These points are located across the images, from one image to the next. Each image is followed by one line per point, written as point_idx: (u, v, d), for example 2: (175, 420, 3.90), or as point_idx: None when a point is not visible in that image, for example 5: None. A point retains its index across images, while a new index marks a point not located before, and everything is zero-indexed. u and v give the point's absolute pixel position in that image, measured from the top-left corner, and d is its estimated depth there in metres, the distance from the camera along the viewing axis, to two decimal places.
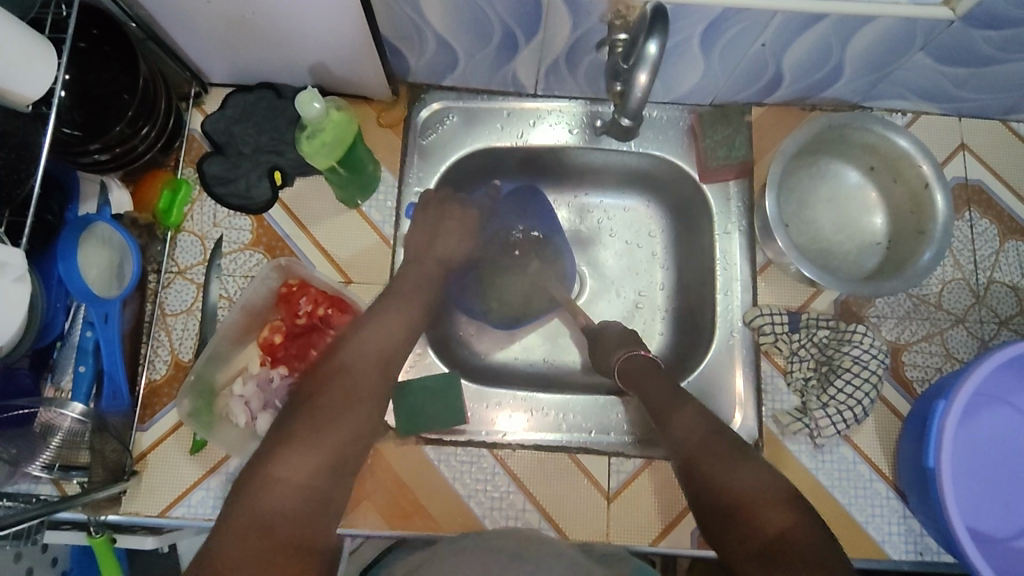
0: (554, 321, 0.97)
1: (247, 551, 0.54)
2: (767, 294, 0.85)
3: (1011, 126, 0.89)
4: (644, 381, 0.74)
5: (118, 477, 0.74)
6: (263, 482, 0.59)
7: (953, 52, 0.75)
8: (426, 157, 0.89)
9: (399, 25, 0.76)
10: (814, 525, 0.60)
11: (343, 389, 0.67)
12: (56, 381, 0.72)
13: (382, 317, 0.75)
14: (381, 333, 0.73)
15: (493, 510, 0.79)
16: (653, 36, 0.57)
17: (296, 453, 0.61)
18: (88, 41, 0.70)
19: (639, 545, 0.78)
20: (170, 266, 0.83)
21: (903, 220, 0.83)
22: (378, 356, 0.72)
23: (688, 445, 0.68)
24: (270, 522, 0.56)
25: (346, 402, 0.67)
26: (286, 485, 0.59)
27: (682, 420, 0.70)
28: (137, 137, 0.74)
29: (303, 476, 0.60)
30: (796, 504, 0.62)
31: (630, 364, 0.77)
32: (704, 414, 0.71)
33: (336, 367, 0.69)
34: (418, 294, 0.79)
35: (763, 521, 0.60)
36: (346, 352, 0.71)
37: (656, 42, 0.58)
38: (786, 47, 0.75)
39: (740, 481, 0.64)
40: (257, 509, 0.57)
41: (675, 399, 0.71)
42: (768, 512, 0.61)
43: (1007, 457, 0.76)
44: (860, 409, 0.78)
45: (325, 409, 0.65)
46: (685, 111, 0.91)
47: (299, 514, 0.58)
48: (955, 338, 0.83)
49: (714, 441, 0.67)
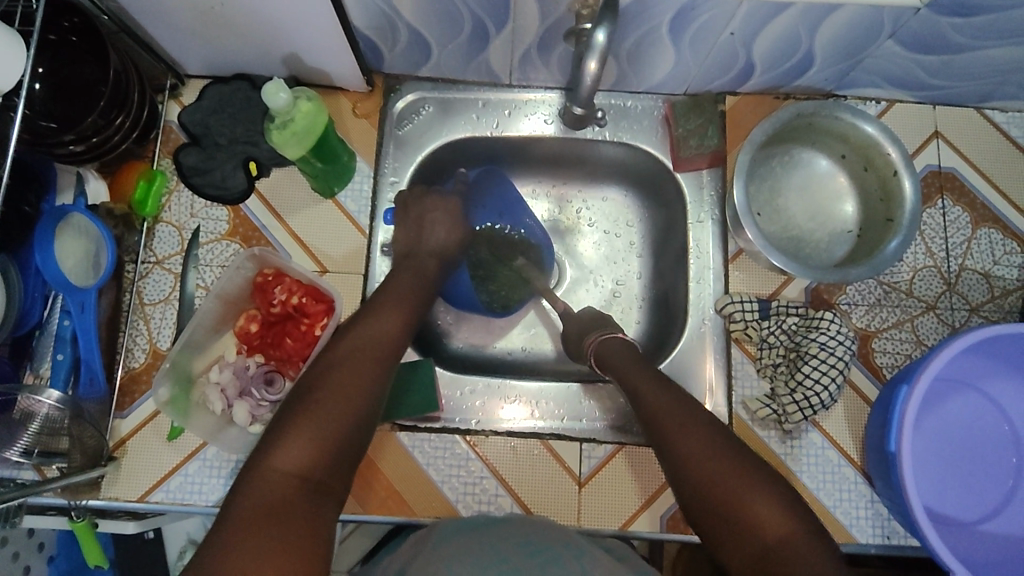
0: (534, 310, 0.98)
1: (246, 541, 0.54)
2: (740, 282, 0.86)
3: (984, 113, 0.90)
4: (622, 367, 0.75)
5: (95, 462, 0.76)
6: (263, 474, 0.59)
7: (922, 40, 0.75)
8: (402, 147, 0.90)
9: (370, 17, 0.76)
10: (773, 503, 0.59)
11: (343, 379, 0.66)
12: (34, 368, 0.73)
13: (379, 309, 0.75)
14: (378, 324, 0.73)
15: (466, 495, 0.81)
16: (602, 25, 0.61)
17: (294, 442, 0.61)
18: (58, 34, 0.71)
19: (609, 528, 0.80)
20: (148, 256, 0.84)
21: (872, 207, 0.84)
22: (379, 348, 0.71)
23: (663, 427, 0.67)
24: (269, 512, 0.56)
25: (345, 391, 0.65)
26: (279, 475, 0.59)
27: (650, 398, 0.70)
28: (111, 127, 0.75)
29: (299, 466, 0.60)
30: (767, 490, 0.60)
31: (605, 344, 0.79)
32: (679, 395, 0.70)
33: (333, 356, 0.68)
34: (413, 290, 0.79)
35: (744, 505, 0.59)
36: (344, 343, 0.70)
37: (605, 30, 0.61)
38: (755, 36, 0.75)
39: (717, 463, 0.63)
40: (253, 499, 0.57)
41: (649, 379, 0.72)
42: (733, 491, 0.60)
43: (975, 442, 0.77)
44: (827, 395, 0.79)
45: (323, 399, 0.64)
46: (660, 100, 0.91)
47: (297, 503, 0.58)
48: (926, 325, 0.84)
49: (683, 417, 0.67)
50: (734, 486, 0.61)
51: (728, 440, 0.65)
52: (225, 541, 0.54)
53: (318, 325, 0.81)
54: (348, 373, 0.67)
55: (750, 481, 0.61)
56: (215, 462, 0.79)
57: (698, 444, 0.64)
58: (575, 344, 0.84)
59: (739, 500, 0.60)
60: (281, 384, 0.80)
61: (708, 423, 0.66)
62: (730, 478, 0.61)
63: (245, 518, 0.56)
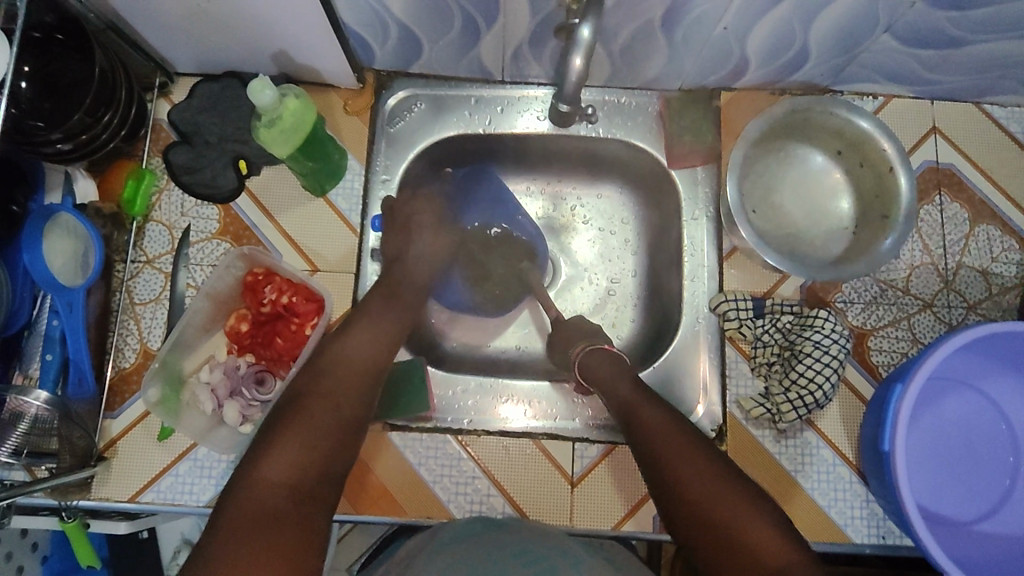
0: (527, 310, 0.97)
1: (238, 550, 0.54)
2: (735, 280, 0.85)
3: (984, 108, 0.89)
4: (608, 381, 0.74)
5: (84, 463, 0.75)
6: (254, 482, 0.59)
7: (918, 34, 0.74)
8: (393, 144, 0.89)
9: (360, 14, 0.75)
10: (767, 523, 0.61)
11: (331, 387, 0.67)
12: (23, 368, 0.74)
13: (368, 315, 0.75)
14: (368, 332, 0.73)
15: (458, 495, 0.80)
16: (587, 20, 0.61)
17: (286, 451, 0.61)
18: (42, 31, 0.71)
19: (600, 529, 0.79)
20: (138, 256, 0.83)
21: (868, 204, 0.83)
22: (366, 356, 0.71)
23: (659, 448, 0.67)
24: (261, 519, 0.56)
25: (333, 398, 0.66)
26: (272, 485, 0.59)
27: (643, 416, 0.69)
28: (99, 125, 0.75)
29: (291, 475, 0.60)
30: (763, 511, 0.62)
31: (591, 357, 0.77)
32: (671, 413, 0.70)
33: (324, 365, 0.69)
34: (403, 295, 0.80)
35: (743, 530, 0.60)
36: (332, 351, 0.70)
37: (590, 25, 0.61)
38: (749, 31, 0.75)
39: (712, 483, 0.63)
40: (246, 510, 0.57)
41: (640, 397, 0.71)
42: (730, 512, 0.61)
43: (970, 442, 0.76)
44: (822, 394, 0.78)
45: (312, 407, 0.64)
46: (654, 96, 0.90)
47: (288, 512, 0.58)
48: (922, 323, 0.83)
49: (678, 436, 0.67)
50: (732, 507, 0.62)
51: (723, 460, 0.66)
52: (218, 550, 0.54)
53: (309, 324, 0.81)
54: (337, 382, 0.67)
55: (744, 498, 0.62)
56: (205, 462, 0.78)
57: (693, 465, 0.65)
58: (562, 349, 0.83)
59: (736, 524, 0.61)
60: (272, 383, 0.80)
61: (697, 443, 0.67)
62: (729, 500, 0.62)
63: (237, 526, 0.56)
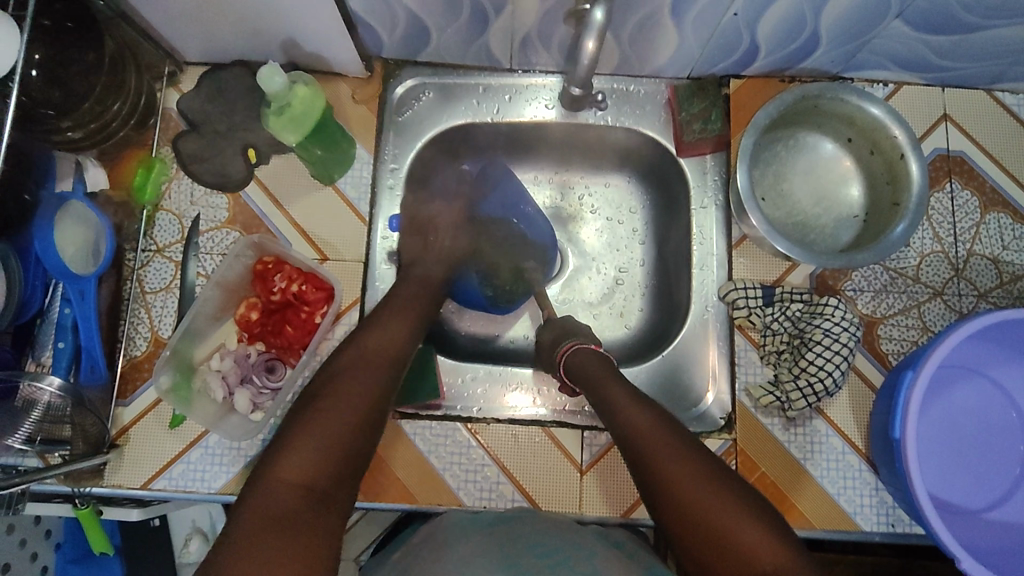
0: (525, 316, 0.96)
1: (253, 552, 0.53)
2: (743, 268, 0.85)
3: (995, 95, 0.88)
4: (594, 378, 0.73)
5: (98, 449, 0.76)
6: (270, 481, 0.58)
7: (930, 19, 0.73)
8: (402, 133, 0.89)
9: (369, 2, 0.75)
10: (739, 510, 0.59)
11: (347, 389, 0.66)
12: (36, 355, 0.74)
13: (384, 313, 0.76)
14: (383, 332, 0.73)
15: (467, 482, 0.80)
16: (599, 3, 0.61)
17: (301, 450, 0.60)
18: (52, 18, 0.70)
19: (609, 517, 0.80)
20: (149, 245, 0.84)
21: (879, 191, 0.83)
22: (382, 354, 0.71)
23: (643, 446, 0.64)
24: (276, 520, 0.55)
25: (348, 396, 0.65)
26: (286, 486, 0.58)
27: (627, 415, 0.67)
28: (109, 113, 0.78)
29: (307, 474, 0.59)
30: (756, 514, 0.59)
31: (577, 358, 0.76)
32: (663, 416, 0.67)
33: (338, 368, 0.68)
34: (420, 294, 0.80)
35: (733, 533, 0.57)
36: (350, 352, 0.70)
37: (603, 9, 0.61)
38: (760, 17, 0.74)
39: (681, 467, 0.62)
40: (260, 509, 0.56)
41: (629, 398, 0.69)
42: (724, 515, 0.58)
43: (980, 429, 0.76)
44: (831, 381, 0.78)
45: (328, 407, 0.64)
46: (663, 84, 0.90)
47: (302, 513, 0.57)
48: (932, 312, 0.83)
49: (659, 432, 0.65)
50: (703, 496, 0.59)
51: (704, 459, 0.63)
52: (229, 553, 0.53)
53: (318, 313, 0.82)
54: (355, 383, 0.67)
55: (725, 500, 0.59)
56: (216, 450, 0.78)
57: (681, 465, 0.62)
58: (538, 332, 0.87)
59: (727, 525, 0.58)
60: (282, 371, 0.81)
61: (685, 444, 0.64)
62: (711, 501, 0.59)
63: (250, 528, 0.55)
